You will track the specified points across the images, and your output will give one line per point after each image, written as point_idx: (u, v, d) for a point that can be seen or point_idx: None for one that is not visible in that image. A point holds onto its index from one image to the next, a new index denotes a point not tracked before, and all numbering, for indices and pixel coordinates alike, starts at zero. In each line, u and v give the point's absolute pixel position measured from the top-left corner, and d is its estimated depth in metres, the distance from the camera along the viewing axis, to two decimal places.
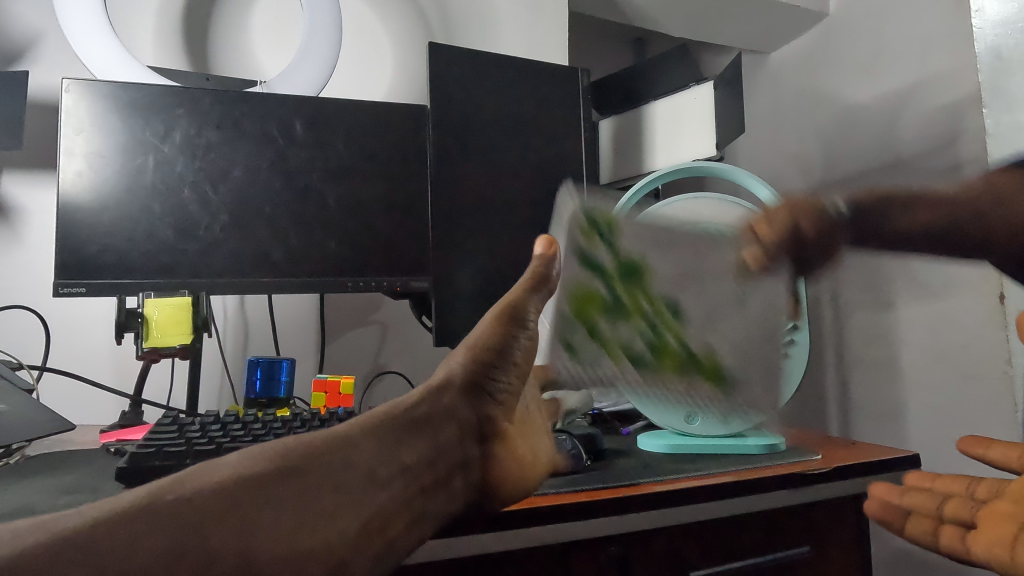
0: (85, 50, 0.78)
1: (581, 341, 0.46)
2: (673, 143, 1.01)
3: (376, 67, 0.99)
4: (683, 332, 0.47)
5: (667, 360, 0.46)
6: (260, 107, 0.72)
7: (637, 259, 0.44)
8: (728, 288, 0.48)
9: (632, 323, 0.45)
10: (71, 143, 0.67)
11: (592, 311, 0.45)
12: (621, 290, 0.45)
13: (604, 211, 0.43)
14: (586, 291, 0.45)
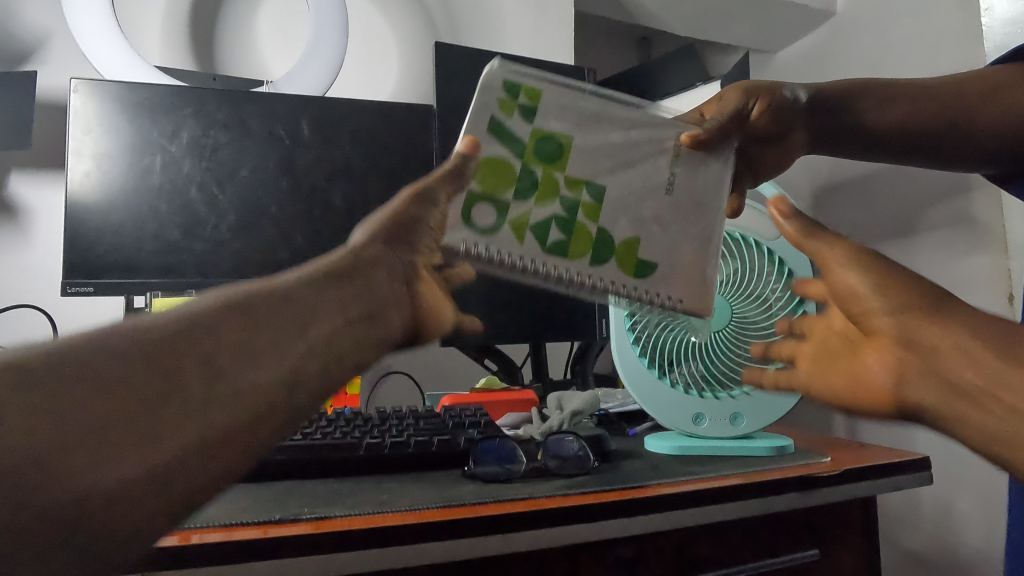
0: (93, 51, 0.78)
1: (467, 217, 0.40)
2: None
3: (383, 67, 1.00)
4: (596, 212, 0.41)
5: (584, 247, 0.41)
6: (266, 107, 0.72)
7: (558, 134, 0.41)
8: (650, 167, 0.42)
9: (540, 197, 0.41)
10: (79, 143, 0.67)
11: (501, 181, 0.41)
12: (534, 162, 0.41)
13: (519, 85, 0.41)
14: (498, 162, 0.41)
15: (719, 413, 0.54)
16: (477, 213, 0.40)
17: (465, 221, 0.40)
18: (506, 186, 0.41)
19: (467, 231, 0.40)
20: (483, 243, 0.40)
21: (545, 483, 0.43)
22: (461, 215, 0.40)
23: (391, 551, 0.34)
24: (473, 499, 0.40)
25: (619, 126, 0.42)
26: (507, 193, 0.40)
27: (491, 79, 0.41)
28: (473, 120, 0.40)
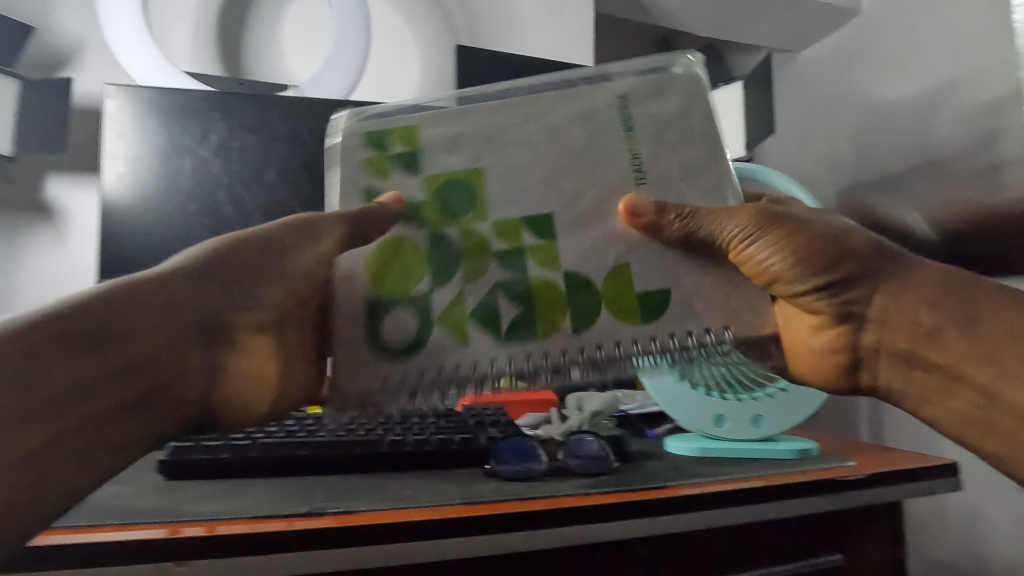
0: (127, 57, 0.81)
1: (390, 334, 0.40)
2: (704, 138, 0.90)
3: (404, 70, 1.01)
4: (542, 260, 0.41)
5: (555, 306, 0.40)
6: (291, 111, 0.73)
7: (458, 171, 0.42)
8: (606, 171, 0.42)
9: (467, 276, 0.41)
10: (114, 147, 0.69)
11: (410, 274, 0.41)
12: (438, 223, 0.42)
13: (370, 144, 0.43)
14: (399, 240, 0.41)
15: (740, 415, 0.54)
16: (398, 326, 0.40)
17: (388, 343, 0.40)
18: (420, 274, 0.41)
19: (409, 356, 0.40)
20: (446, 364, 0.40)
21: (566, 481, 0.43)
22: (386, 339, 0.40)
23: (412, 546, 0.35)
24: (495, 496, 0.40)
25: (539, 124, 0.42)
26: (422, 283, 0.41)
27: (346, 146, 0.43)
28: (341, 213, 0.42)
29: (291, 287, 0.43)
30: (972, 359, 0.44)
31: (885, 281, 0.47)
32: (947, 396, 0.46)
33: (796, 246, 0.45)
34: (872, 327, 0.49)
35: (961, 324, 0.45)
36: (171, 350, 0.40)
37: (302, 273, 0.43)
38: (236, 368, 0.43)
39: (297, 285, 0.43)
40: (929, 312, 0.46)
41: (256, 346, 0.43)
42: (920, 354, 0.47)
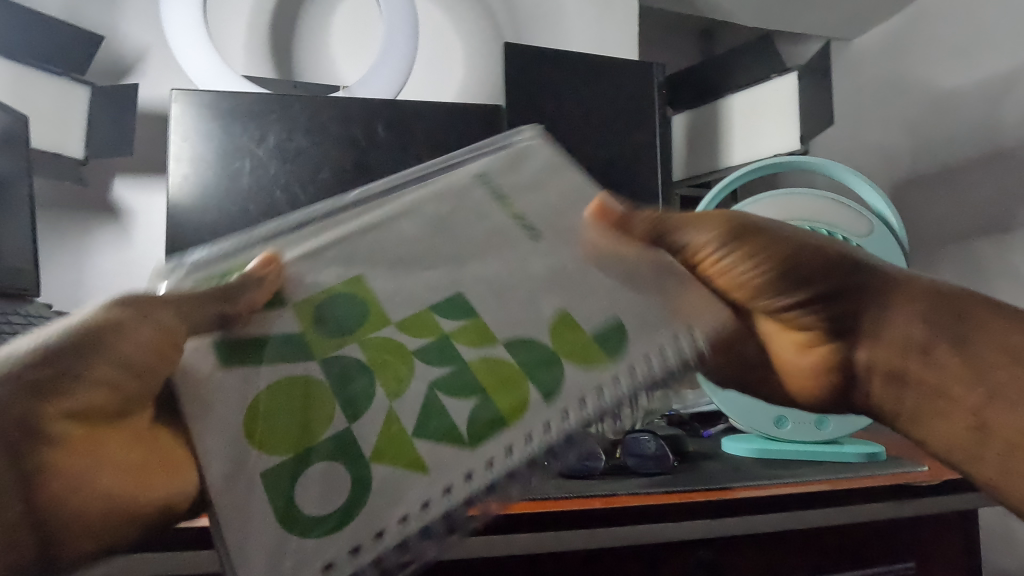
0: (188, 62, 0.84)
1: (303, 498, 0.28)
2: (753, 129, 0.88)
3: (449, 68, 1.02)
4: (479, 350, 0.32)
5: (514, 398, 0.30)
6: (344, 112, 0.75)
7: (333, 287, 0.32)
8: (519, 254, 0.34)
9: (373, 397, 0.30)
10: (178, 149, 0.72)
11: (298, 419, 0.30)
12: (328, 347, 0.31)
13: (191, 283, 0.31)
14: (288, 393, 0.30)
15: (803, 416, 0.52)
16: (311, 489, 0.28)
17: (298, 511, 0.28)
18: (318, 411, 0.30)
19: (359, 510, 0.28)
20: (403, 509, 0.28)
21: (626, 480, 0.43)
22: (300, 504, 0.28)
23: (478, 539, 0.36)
24: (557, 493, 0.40)
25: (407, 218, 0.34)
26: (320, 422, 0.30)
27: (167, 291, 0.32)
28: (192, 359, 0.30)
29: (126, 360, 0.31)
30: (965, 378, 0.43)
31: (875, 298, 0.44)
32: (942, 418, 0.43)
33: (776, 260, 0.43)
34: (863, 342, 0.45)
35: (954, 342, 0.43)
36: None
37: (129, 347, 0.31)
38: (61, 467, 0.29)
39: (128, 360, 0.31)
40: (920, 326, 0.44)
41: (90, 439, 0.30)
42: (916, 377, 0.44)
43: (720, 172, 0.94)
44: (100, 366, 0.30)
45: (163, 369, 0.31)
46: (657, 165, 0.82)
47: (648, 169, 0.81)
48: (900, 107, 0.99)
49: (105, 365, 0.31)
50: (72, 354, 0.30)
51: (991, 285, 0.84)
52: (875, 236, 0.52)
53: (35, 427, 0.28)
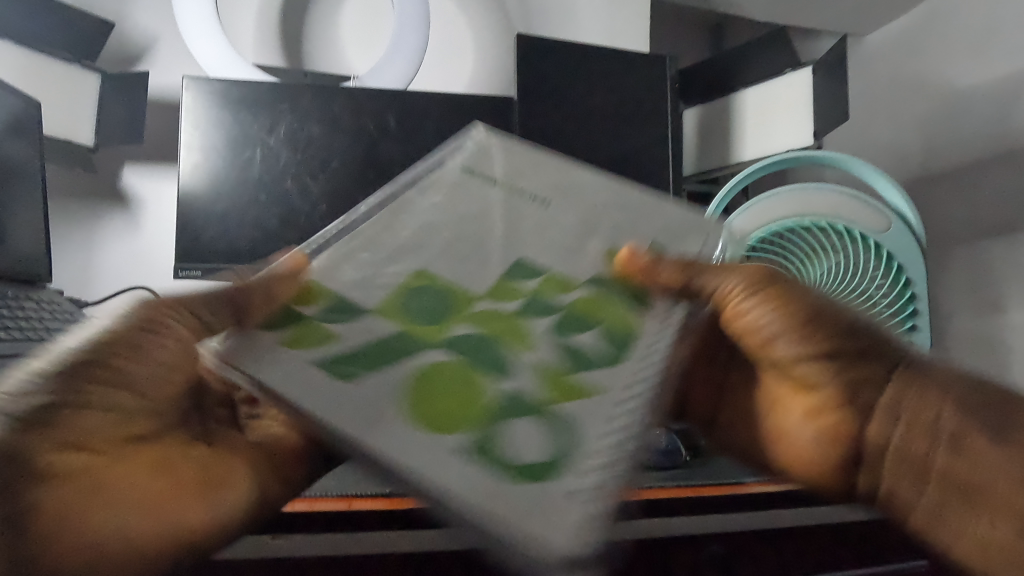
0: (198, 49, 0.83)
1: (515, 451, 0.28)
2: (765, 125, 0.87)
3: (460, 60, 1.01)
4: (552, 299, 0.35)
5: (616, 317, 0.35)
6: (355, 102, 0.75)
7: (405, 278, 0.36)
8: (541, 215, 0.40)
9: (508, 366, 0.31)
10: (190, 138, 0.72)
11: (469, 394, 0.30)
12: (434, 330, 0.33)
13: (276, 327, 0.33)
14: (432, 367, 0.31)
15: None
16: (518, 444, 0.28)
17: (521, 465, 0.28)
18: (470, 384, 0.31)
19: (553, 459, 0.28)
20: (578, 444, 0.29)
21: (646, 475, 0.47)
22: (511, 455, 0.28)
23: None
24: None
25: (440, 198, 0.41)
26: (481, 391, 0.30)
27: (256, 341, 0.33)
28: (321, 393, 0.31)
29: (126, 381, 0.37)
30: (999, 470, 0.39)
31: (904, 378, 0.43)
32: (971, 516, 0.40)
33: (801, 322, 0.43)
34: (881, 419, 0.43)
35: (990, 434, 0.40)
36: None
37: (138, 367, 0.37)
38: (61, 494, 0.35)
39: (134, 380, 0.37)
40: (953, 414, 0.42)
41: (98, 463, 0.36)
42: (940, 465, 0.42)
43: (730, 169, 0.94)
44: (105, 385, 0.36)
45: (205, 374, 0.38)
46: (669, 160, 0.81)
47: (660, 162, 0.81)
48: (912, 104, 0.98)
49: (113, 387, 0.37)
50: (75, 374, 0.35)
51: (1001, 286, 0.84)
52: (892, 232, 0.52)
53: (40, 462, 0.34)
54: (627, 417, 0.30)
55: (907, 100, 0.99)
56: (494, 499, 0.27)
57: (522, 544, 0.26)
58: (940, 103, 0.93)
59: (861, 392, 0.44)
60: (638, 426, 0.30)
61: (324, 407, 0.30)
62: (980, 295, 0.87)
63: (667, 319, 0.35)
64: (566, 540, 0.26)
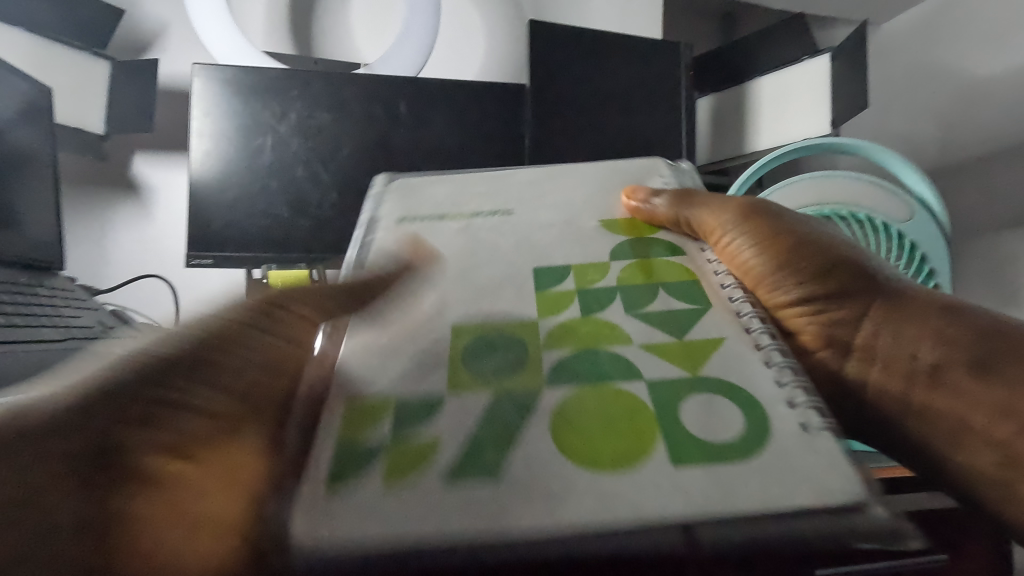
0: (208, 37, 0.83)
1: (724, 441, 0.26)
2: (781, 114, 0.86)
3: (470, 48, 1.00)
4: (595, 285, 0.35)
5: (671, 275, 0.35)
6: (366, 89, 0.74)
7: (456, 338, 0.32)
8: (530, 236, 0.38)
9: (631, 366, 0.30)
10: (200, 125, 0.72)
11: (617, 413, 0.27)
12: (526, 371, 0.30)
13: (364, 475, 0.26)
14: (568, 398, 0.28)
15: None
16: (715, 433, 0.26)
17: (737, 454, 0.25)
18: (616, 393, 0.28)
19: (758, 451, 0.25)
20: (780, 418, 0.27)
21: None
22: (730, 444, 0.26)
23: None
24: None
25: (395, 250, 0.39)
26: (629, 402, 0.28)
27: (342, 507, 0.24)
28: (474, 505, 0.24)
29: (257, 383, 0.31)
30: (983, 400, 0.37)
31: (879, 309, 0.41)
32: (952, 445, 0.37)
33: (785, 256, 0.42)
34: (860, 355, 0.42)
35: (971, 361, 0.38)
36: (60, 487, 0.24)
37: (263, 366, 0.31)
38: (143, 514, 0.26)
39: (262, 381, 0.31)
40: (931, 346, 0.39)
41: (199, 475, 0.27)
42: (925, 402, 0.39)
43: (744, 158, 0.92)
44: (224, 382, 0.30)
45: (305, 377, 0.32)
46: (682, 148, 0.80)
47: (674, 151, 0.80)
48: (929, 93, 0.96)
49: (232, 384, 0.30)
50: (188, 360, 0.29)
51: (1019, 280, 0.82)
52: (914, 223, 0.51)
53: (134, 463, 0.26)
54: (773, 353, 0.30)
55: (924, 90, 0.97)
56: (760, 499, 0.24)
57: (822, 510, 0.23)
58: (958, 93, 0.91)
59: (836, 328, 0.42)
60: (791, 359, 0.30)
61: (499, 521, 0.23)
62: (997, 290, 0.85)
63: (719, 270, 0.36)
64: (852, 486, 0.24)
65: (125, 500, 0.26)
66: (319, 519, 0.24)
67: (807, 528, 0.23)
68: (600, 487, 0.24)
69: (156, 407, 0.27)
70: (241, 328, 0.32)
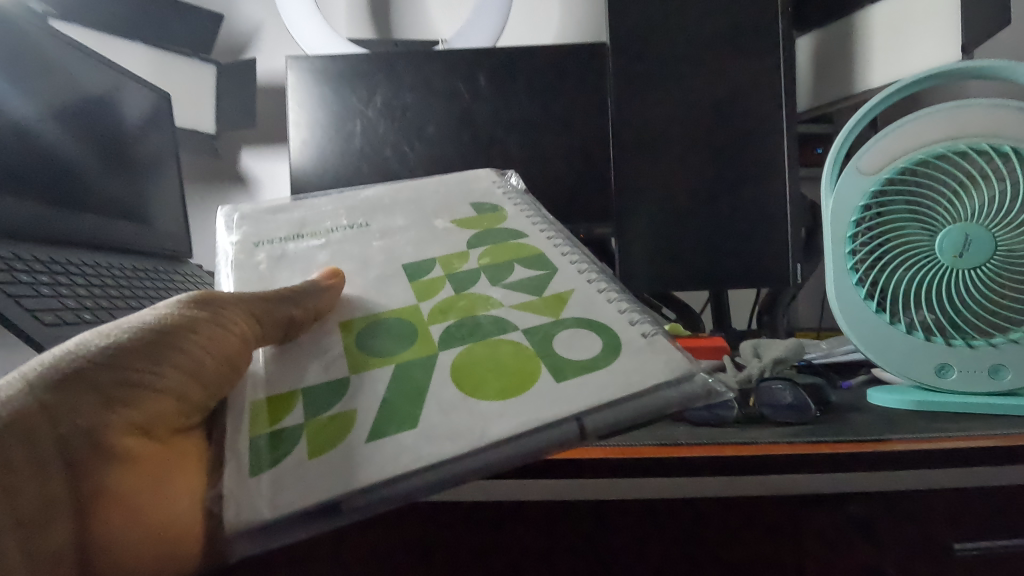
0: (299, 31, 0.87)
1: (585, 359, 0.32)
2: (896, 46, 0.76)
3: (547, 11, 0.98)
4: (461, 269, 0.39)
5: (523, 250, 0.41)
6: (446, 65, 0.75)
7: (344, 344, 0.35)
8: (387, 244, 0.42)
9: (503, 322, 0.35)
10: (297, 116, 0.76)
11: (501, 354, 0.33)
12: (406, 352, 0.34)
13: (284, 454, 0.30)
14: (460, 363, 0.33)
15: (974, 364, 0.44)
16: (577, 355, 0.33)
17: (593, 366, 0.32)
18: (496, 345, 0.33)
19: (615, 359, 0.32)
20: (629, 332, 0.34)
21: (762, 429, 0.41)
22: (587, 361, 0.32)
23: (598, 481, 0.36)
24: (687, 440, 0.39)
25: (271, 267, 0.41)
26: (512, 350, 0.33)
27: (270, 480, 0.29)
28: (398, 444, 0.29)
29: (190, 367, 0.34)
30: None
31: None
32: None
33: None
34: None
35: None
36: (31, 464, 0.29)
37: (203, 349, 0.34)
38: (121, 485, 0.31)
39: (198, 362, 0.34)
40: None
41: (163, 454, 0.33)
42: None
43: (852, 101, 0.84)
44: (165, 370, 0.33)
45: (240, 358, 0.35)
46: (780, 94, 0.73)
47: (772, 98, 0.73)
48: None
49: (173, 369, 0.34)
50: (122, 352, 0.33)
51: None
52: None
53: (102, 444, 0.31)
54: (610, 292, 0.37)
55: None
56: (626, 387, 0.31)
57: (671, 384, 0.31)
58: None
59: None
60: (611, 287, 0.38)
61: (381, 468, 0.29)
62: None
63: (559, 242, 0.42)
64: (687, 365, 0.32)
65: (101, 478, 0.31)
66: (248, 498, 0.29)
67: (658, 401, 0.31)
68: (507, 410, 0.30)
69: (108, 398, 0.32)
70: (175, 321, 0.35)
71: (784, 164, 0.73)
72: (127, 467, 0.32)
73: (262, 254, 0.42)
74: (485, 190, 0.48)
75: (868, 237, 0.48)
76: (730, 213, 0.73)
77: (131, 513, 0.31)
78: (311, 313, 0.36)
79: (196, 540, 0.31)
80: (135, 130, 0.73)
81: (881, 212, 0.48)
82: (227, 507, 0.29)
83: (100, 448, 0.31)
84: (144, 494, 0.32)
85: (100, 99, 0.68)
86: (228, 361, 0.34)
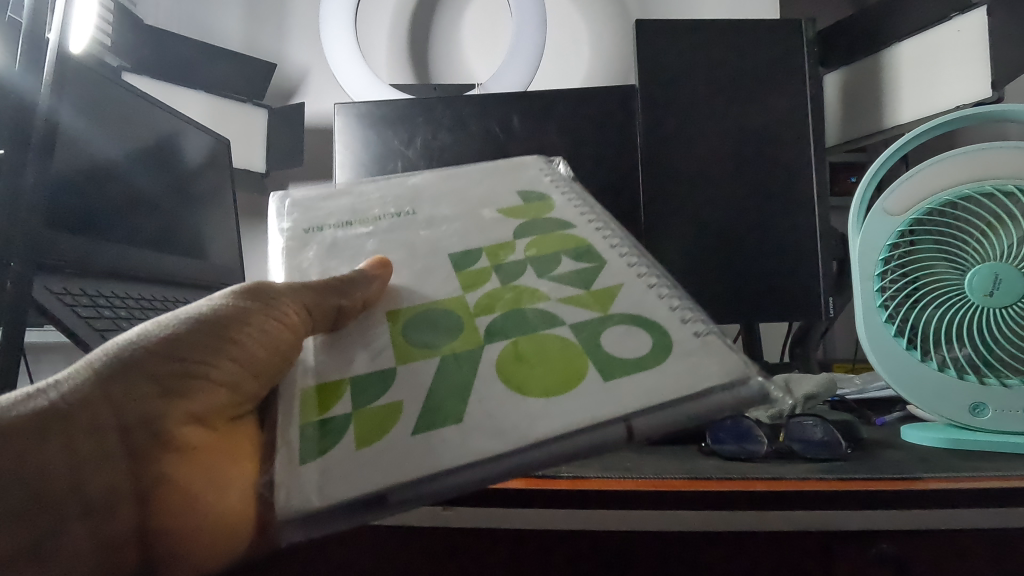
0: (345, 77, 0.93)
1: (633, 358, 0.30)
2: (926, 82, 0.77)
3: (577, 54, 1.02)
4: (508, 260, 0.37)
5: (569, 240, 0.38)
6: (482, 107, 0.79)
7: (393, 333, 0.34)
8: (433, 234, 0.40)
9: (553, 316, 0.33)
10: (343, 157, 0.81)
11: (550, 349, 0.31)
12: (455, 343, 0.33)
13: (334, 443, 0.30)
14: (511, 351, 0.32)
15: (1011, 403, 0.44)
16: (626, 352, 0.31)
17: (641, 365, 0.30)
18: (543, 340, 0.32)
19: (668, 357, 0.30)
20: (682, 329, 0.32)
21: (793, 464, 0.41)
22: (639, 359, 0.30)
23: (630, 513, 0.37)
24: (718, 473, 0.40)
25: (322, 255, 0.41)
26: (559, 346, 0.31)
27: (320, 469, 0.29)
28: (424, 446, 0.28)
29: (241, 358, 0.34)
30: None
31: None
32: None
33: None
34: None
35: None
36: (95, 453, 0.31)
37: (253, 342, 0.35)
38: (178, 473, 0.33)
39: (248, 355, 0.35)
40: None
41: (218, 442, 0.34)
42: None
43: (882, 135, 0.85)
44: (221, 362, 0.34)
45: (287, 350, 0.34)
46: (808, 132, 0.75)
47: (799, 135, 0.75)
48: None
49: (227, 360, 0.35)
50: (176, 345, 0.34)
51: None
52: None
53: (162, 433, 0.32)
54: (662, 288, 0.34)
55: None
56: (676, 389, 0.29)
57: (720, 389, 0.29)
58: None
59: None
60: (664, 279, 0.35)
61: (408, 469, 0.28)
62: None
63: (609, 234, 0.39)
64: (742, 367, 0.29)
65: (160, 464, 0.32)
66: (299, 487, 0.29)
67: (708, 407, 0.28)
68: (549, 408, 0.29)
69: (166, 389, 0.33)
70: (228, 313, 0.36)
71: (813, 199, 0.74)
72: (186, 455, 0.33)
73: (315, 243, 0.41)
74: (532, 178, 0.45)
75: (897, 276, 0.49)
76: (759, 247, 0.74)
77: (187, 500, 0.32)
78: (359, 304, 0.35)
79: (250, 523, 0.31)
80: (195, 171, 0.79)
81: (909, 252, 0.49)
82: (277, 495, 0.29)
83: (159, 437, 0.32)
84: (199, 479, 0.33)
85: (166, 144, 0.74)
86: (279, 353, 0.34)
